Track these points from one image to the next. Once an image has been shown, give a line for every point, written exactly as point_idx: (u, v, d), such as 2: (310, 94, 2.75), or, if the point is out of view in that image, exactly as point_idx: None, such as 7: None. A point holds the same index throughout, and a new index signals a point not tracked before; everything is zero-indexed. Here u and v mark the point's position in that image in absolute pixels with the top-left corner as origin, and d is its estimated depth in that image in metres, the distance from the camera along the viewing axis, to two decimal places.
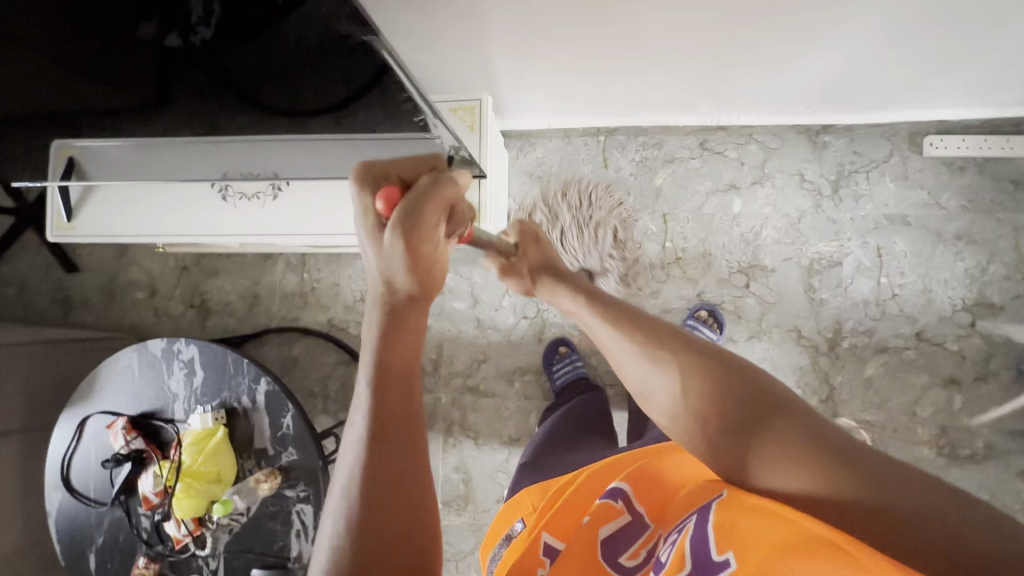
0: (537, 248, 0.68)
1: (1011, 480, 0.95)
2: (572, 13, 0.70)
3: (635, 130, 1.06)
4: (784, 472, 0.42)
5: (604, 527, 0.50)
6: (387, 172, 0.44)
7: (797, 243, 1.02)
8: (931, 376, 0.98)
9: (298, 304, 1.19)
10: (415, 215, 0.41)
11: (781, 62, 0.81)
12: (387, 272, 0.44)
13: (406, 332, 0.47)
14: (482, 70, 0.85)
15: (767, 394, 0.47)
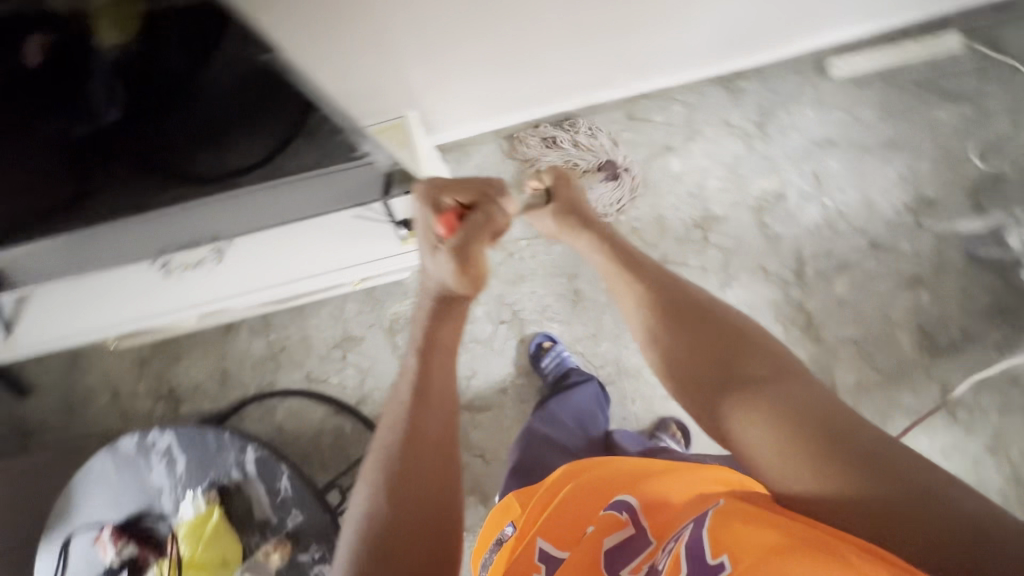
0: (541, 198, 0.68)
1: (993, 357, 1.00)
2: (471, 5, 0.71)
3: (562, 117, 1.08)
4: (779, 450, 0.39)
5: (606, 540, 0.51)
6: (442, 194, 0.59)
7: (741, 187, 1.05)
8: (895, 280, 1.02)
9: (271, 368, 1.15)
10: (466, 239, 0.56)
11: (680, 18, 0.84)
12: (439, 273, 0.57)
13: (453, 311, 0.57)
14: (401, 88, 0.85)
15: (773, 359, 0.44)
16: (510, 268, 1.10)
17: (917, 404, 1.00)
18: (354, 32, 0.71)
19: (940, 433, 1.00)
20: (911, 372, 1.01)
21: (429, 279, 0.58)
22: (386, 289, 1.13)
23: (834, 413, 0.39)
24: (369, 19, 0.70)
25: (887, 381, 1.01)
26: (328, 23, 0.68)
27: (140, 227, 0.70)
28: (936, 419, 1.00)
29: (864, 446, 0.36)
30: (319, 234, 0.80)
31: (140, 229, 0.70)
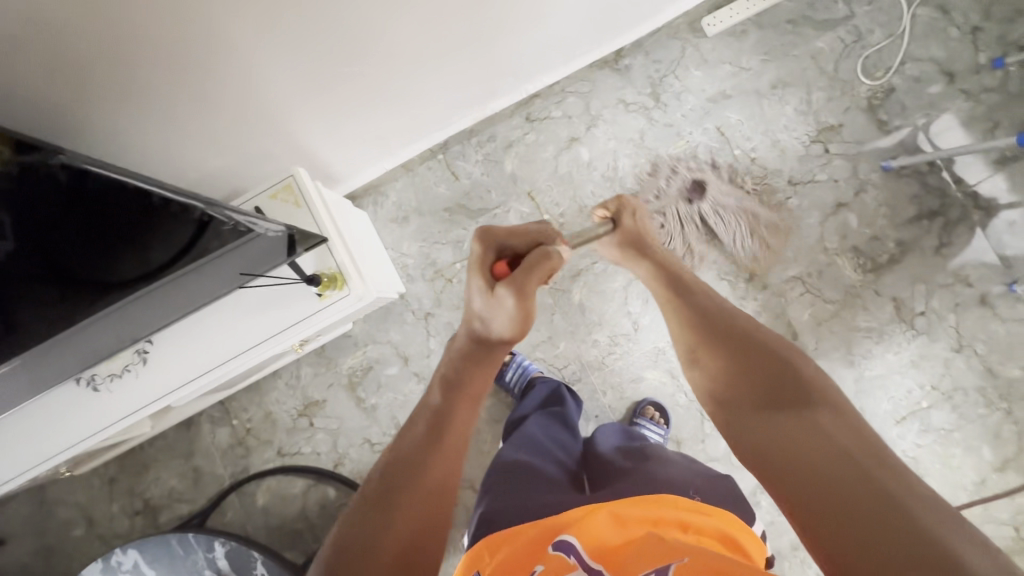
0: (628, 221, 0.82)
1: (932, 261, 1.01)
2: (326, 55, 0.72)
3: (464, 135, 1.09)
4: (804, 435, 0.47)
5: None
6: (500, 242, 0.67)
7: (652, 159, 1.06)
8: (822, 210, 1.03)
9: (242, 453, 1.12)
10: (521, 281, 0.61)
11: (540, 16, 0.86)
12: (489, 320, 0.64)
13: (485, 354, 0.65)
14: (284, 145, 0.85)
15: (808, 387, 0.52)
16: (452, 293, 1.09)
17: (874, 325, 1.01)
18: (210, 104, 0.70)
19: (904, 347, 1.01)
20: (860, 295, 1.02)
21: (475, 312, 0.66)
22: (336, 345, 1.11)
23: (848, 448, 0.44)
24: (221, 91, 0.69)
25: (840, 310, 1.02)
26: (179, 105, 0.67)
27: (65, 347, 0.68)
28: (896, 334, 1.01)
29: (871, 480, 0.41)
30: (237, 310, 0.79)
31: (68, 354, 0.68)
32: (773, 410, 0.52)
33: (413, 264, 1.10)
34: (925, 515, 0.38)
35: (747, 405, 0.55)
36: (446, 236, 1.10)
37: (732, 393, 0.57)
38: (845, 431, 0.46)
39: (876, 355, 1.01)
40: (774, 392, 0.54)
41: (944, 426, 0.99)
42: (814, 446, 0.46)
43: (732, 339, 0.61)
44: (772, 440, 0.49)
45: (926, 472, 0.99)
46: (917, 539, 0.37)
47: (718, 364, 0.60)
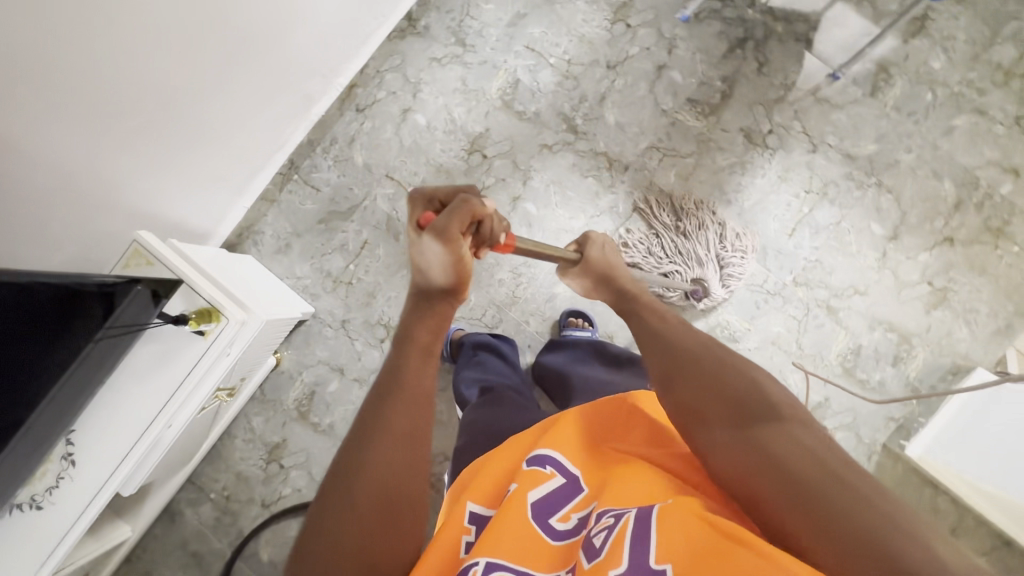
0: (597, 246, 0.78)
1: (759, 82, 1.06)
2: (126, 114, 0.75)
3: (308, 148, 1.13)
4: (783, 452, 0.41)
5: (534, 490, 0.48)
6: (433, 190, 0.59)
7: (481, 97, 1.11)
8: (647, 79, 1.08)
9: (231, 520, 1.13)
10: (438, 231, 0.53)
11: (307, 12, 0.93)
12: (423, 269, 0.57)
13: (431, 309, 0.59)
14: (124, 218, 0.86)
15: (778, 401, 0.47)
16: (356, 293, 1.12)
17: (735, 160, 1.06)
18: (32, 213, 0.70)
19: (768, 167, 1.06)
20: (711, 138, 1.07)
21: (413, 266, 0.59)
22: (275, 386, 1.14)
23: (831, 460, 0.40)
24: (44, 191, 0.70)
25: (700, 159, 1.07)
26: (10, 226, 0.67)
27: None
28: (757, 160, 1.06)
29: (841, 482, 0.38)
30: (139, 378, 0.83)
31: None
32: (743, 422, 0.45)
33: (312, 283, 1.13)
34: (894, 509, 0.36)
35: (717, 422, 0.47)
36: (331, 245, 1.13)
37: (701, 411, 0.48)
38: (818, 439, 0.42)
39: (747, 185, 1.06)
40: (746, 403, 0.47)
41: (831, 221, 1.04)
42: (797, 453, 0.41)
43: (695, 361, 0.54)
44: (756, 459, 0.42)
45: (832, 268, 1.04)
46: (876, 530, 0.35)
47: (684, 380, 0.52)
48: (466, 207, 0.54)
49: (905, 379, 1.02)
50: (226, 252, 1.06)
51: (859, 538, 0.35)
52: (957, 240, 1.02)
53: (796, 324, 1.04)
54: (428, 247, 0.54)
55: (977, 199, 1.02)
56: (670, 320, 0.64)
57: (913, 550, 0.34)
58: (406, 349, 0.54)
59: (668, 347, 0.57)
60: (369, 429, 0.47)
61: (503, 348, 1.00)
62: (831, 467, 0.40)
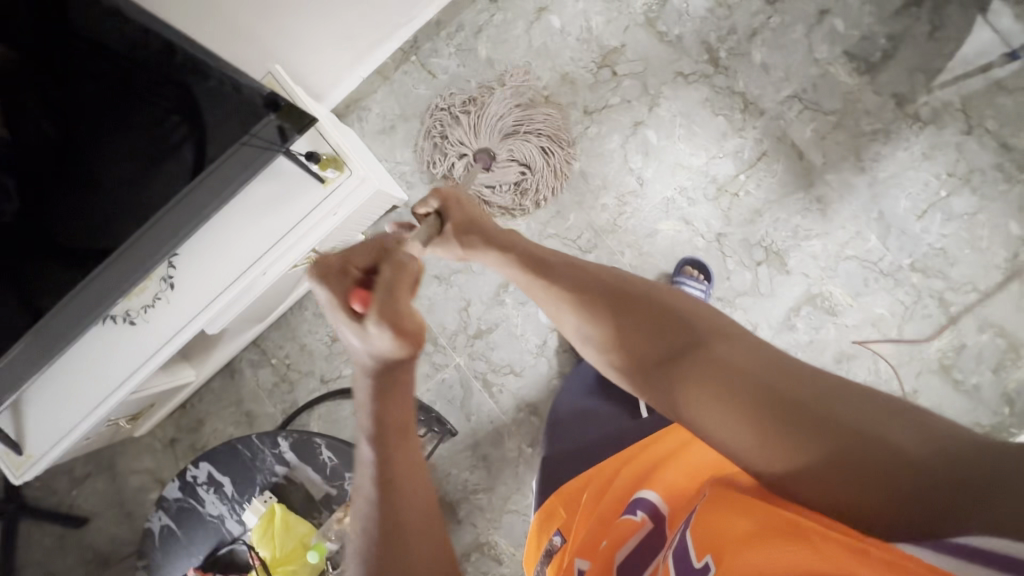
0: (459, 208, 0.64)
1: (926, 47, 0.98)
2: None
3: (433, 30, 1.08)
4: (709, 380, 0.42)
5: (622, 547, 0.49)
6: (342, 262, 0.50)
7: (624, 10, 1.04)
8: (805, 22, 1.00)
9: (288, 389, 1.14)
10: (388, 305, 0.45)
11: None
12: (370, 336, 0.44)
13: (397, 374, 0.45)
14: (250, 34, 0.82)
15: (696, 329, 0.47)
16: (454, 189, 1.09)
17: (880, 127, 1.00)
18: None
19: (913, 141, 0.99)
20: (859, 99, 1.00)
21: (358, 356, 0.45)
22: None
23: (753, 372, 0.41)
24: None
25: (842, 119, 1.00)
26: None
27: (112, 271, 0.75)
28: (902, 131, 0.99)
29: (775, 393, 0.39)
30: (247, 214, 0.81)
31: (76, 301, 0.74)
32: (674, 364, 0.46)
33: (411, 171, 1.10)
34: (839, 406, 0.37)
35: (650, 365, 0.48)
36: (437, 135, 1.09)
37: (635, 358, 0.50)
38: (740, 351, 0.43)
39: (886, 156, 1.00)
40: (669, 342, 0.48)
41: (967, 211, 0.98)
42: (720, 387, 0.41)
43: (607, 304, 0.53)
44: (698, 399, 0.43)
45: (955, 260, 0.99)
46: (841, 441, 0.35)
47: (604, 334, 0.52)
48: (396, 263, 0.48)
49: (1003, 388, 0.98)
50: (334, 118, 1.03)
51: (847, 467, 0.35)
52: None
53: (901, 310, 1.00)
54: (375, 331, 0.44)
55: None
56: (560, 262, 0.58)
57: (863, 445, 0.34)
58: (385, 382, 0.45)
59: (578, 297, 0.55)
60: (386, 481, 0.43)
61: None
62: (771, 396, 0.39)
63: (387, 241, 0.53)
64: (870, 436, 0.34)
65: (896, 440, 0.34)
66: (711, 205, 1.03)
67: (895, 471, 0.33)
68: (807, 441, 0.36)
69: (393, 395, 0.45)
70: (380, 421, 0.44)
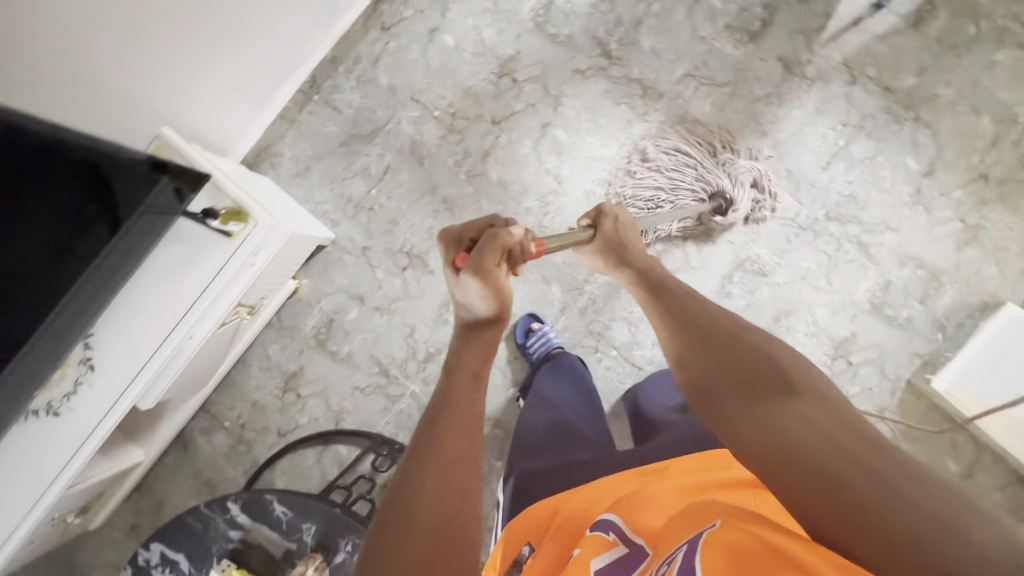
0: (610, 223, 0.76)
1: (799, 10, 1.03)
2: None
3: (331, 67, 1.08)
4: (790, 421, 0.40)
5: (596, 556, 0.50)
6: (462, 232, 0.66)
7: (511, 18, 1.06)
8: (684, 4, 1.04)
9: (246, 449, 1.11)
10: (478, 262, 0.59)
11: None
12: (468, 301, 0.62)
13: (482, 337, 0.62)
14: (144, 109, 0.79)
15: (789, 372, 0.45)
16: (378, 219, 1.09)
17: (772, 91, 1.04)
18: (37, 43, 0.61)
19: (805, 99, 1.03)
20: (748, 67, 1.04)
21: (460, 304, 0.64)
22: (293, 313, 1.11)
23: (830, 426, 0.39)
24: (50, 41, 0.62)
25: (736, 89, 1.04)
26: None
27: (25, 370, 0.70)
28: (794, 91, 1.04)
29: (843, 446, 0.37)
30: (158, 280, 0.79)
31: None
32: (756, 403, 0.44)
33: (333, 208, 1.10)
34: (903, 482, 0.33)
35: (731, 394, 0.46)
36: (353, 168, 1.09)
37: (719, 385, 0.48)
38: (828, 412, 0.40)
39: (783, 117, 1.04)
40: (756, 380, 0.46)
41: (866, 156, 1.03)
42: (803, 422, 0.40)
43: (703, 338, 0.53)
44: (769, 431, 0.41)
45: (866, 203, 1.03)
46: (892, 510, 0.32)
47: (697, 358, 0.52)
48: (497, 241, 0.60)
49: (933, 315, 1.02)
50: (240, 169, 1.02)
51: (908, 552, 0.31)
52: (991, 177, 1.01)
53: (826, 259, 1.04)
54: (468, 287, 0.60)
55: (1014, 136, 1.01)
56: (671, 306, 0.61)
57: (918, 519, 0.31)
58: (454, 377, 0.57)
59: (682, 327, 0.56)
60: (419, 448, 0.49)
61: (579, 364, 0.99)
62: (853, 453, 0.36)
63: (495, 221, 0.66)
64: (952, 532, 0.30)
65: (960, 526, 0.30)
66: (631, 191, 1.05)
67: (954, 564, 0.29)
68: (860, 496, 0.34)
69: (482, 344, 0.61)
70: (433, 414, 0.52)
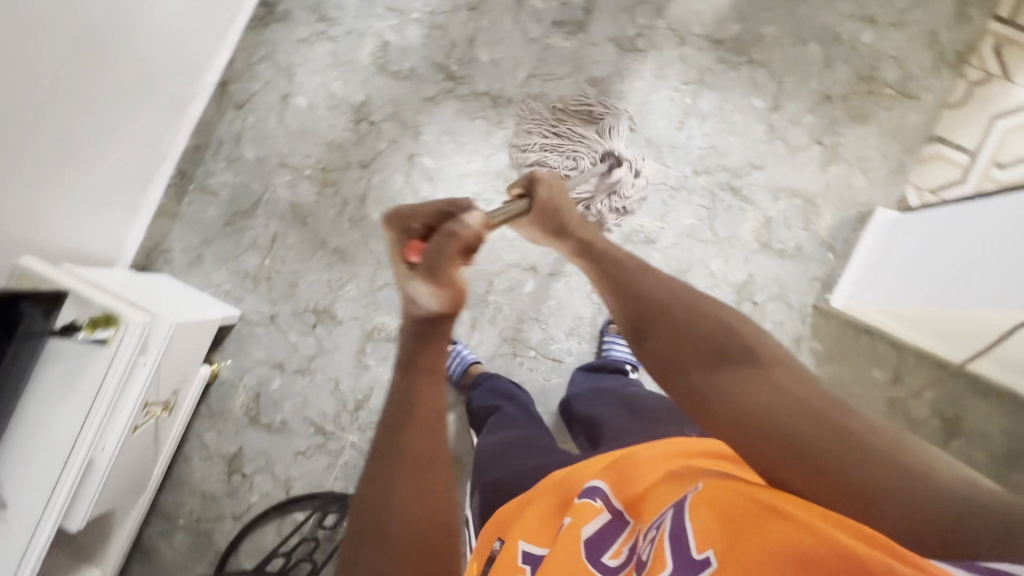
0: (546, 187, 0.69)
1: None
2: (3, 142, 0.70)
3: (198, 155, 1.12)
4: (770, 392, 0.44)
5: (586, 526, 0.53)
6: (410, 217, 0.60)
7: (355, 66, 1.11)
8: (510, 12, 1.09)
9: (206, 542, 1.11)
10: (433, 257, 0.54)
11: (157, 19, 0.88)
12: (413, 297, 0.54)
13: (436, 333, 0.54)
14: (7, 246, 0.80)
15: (755, 345, 0.49)
16: (278, 285, 1.11)
17: (612, 70, 1.08)
18: None
19: (644, 69, 1.08)
20: (584, 54, 1.08)
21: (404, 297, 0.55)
22: (220, 396, 1.12)
23: (806, 396, 0.44)
24: None
25: (578, 77, 1.08)
26: None
27: None
28: (632, 65, 1.08)
29: (820, 413, 0.42)
30: (51, 402, 0.80)
31: None
32: (735, 375, 0.47)
33: (233, 286, 1.12)
34: (876, 438, 0.39)
35: (710, 369, 0.49)
36: (242, 244, 1.12)
37: (698, 361, 0.50)
38: (800, 380, 0.45)
39: (629, 91, 1.08)
40: (728, 353, 0.49)
41: (715, 107, 1.07)
42: (781, 399, 0.44)
43: (670, 317, 0.55)
44: (752, 402, 0.44)
45: (727, 150, 1.07)
46: (874, 467, 0.38)
47: (668, 340, 0.53)
48: (452, 235, 0.55)
49: (819, 238, 1.06)
50: (132, 274, 1.04)
51: (877, 486, 0.37)
52: (834, 96, 1.06)
53: (706, 213, 1.07)
54: (423, 288, 0.54)
55: (844, 54, 1.06)
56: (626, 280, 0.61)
57: (898, 472, 0.37)
58: (413, 372, 0.52)
59: (645, 305, 0.57)
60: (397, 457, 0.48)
61: (522, 391, 1.01)
62: (836, 421, 0.41)
63: (458, 208, 0.61)
64: (924, 473, 0.37)
65: (931, 471, 0.37)
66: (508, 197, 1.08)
67: (931, 497, 0.36)
68: (842, 458, 0.39)
69: (434, 344, 0.53)
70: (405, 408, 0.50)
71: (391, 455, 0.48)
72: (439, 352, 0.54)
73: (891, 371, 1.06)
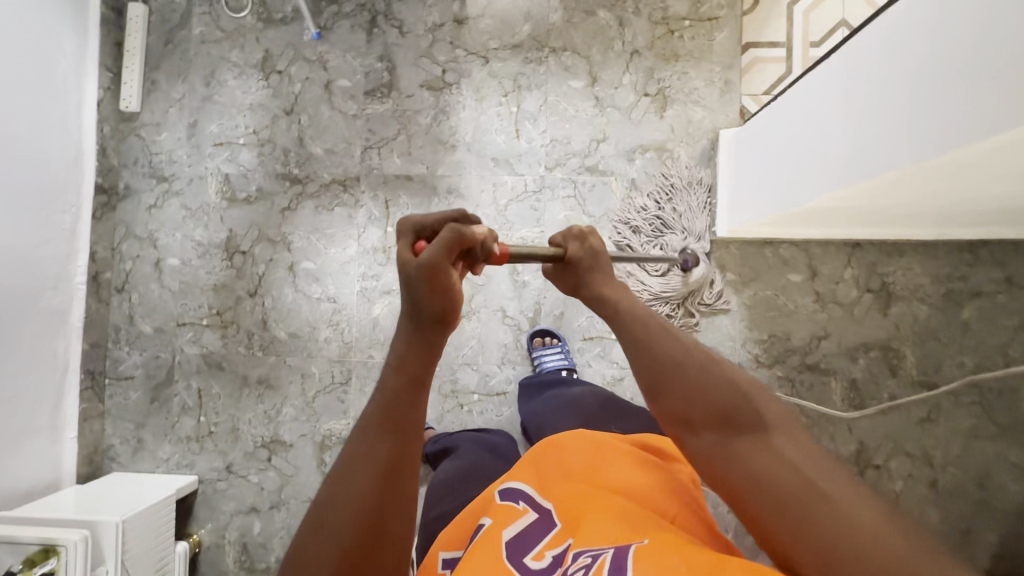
0: (576, 245, 0.62)
1: (408, 42, 1.12)
2: None
3: (101, 349, 1.14)
4: (767, 465, 0.42)
5: (508, 528, 0.51)
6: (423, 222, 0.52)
7: (208, 209, 1.14)
8: (323, 101, 1.13)
9: None
10: (434, 252, 0.47)
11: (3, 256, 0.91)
12: (413, 297, 0.49)
13: (421, 345, 0.49)
14: None
15: (761, 408, 0.46)
16: (221, 436, 1.12)
17: (435, 112, 1.11)
18: None
19: (463, 99, 1.11)
20: (405, 109, 1.12)
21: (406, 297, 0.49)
22: (211, 561, 1.12)
23: (807, 471, 0.41)
24: None
25: (409, 132, 1.12)
26: None
27: None
28: (452, 100, 1.11)
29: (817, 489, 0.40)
30: None
31: None
32: (737, 441, 0.45)
33: (181, 455, 1.13)
34: (880, 528, 0.37)
35: (715, 434, 0.47)
36: (174, 412, 1.13)
37: (705, 422, 0.47)
38: (806, 452, 0.43)
39: (458, 123, 1.11)
40: (733, 416, 0.46)
41: (541, 104, 1.10)
42: (778, 474, 0.42)
43: (677, 373, 0.50)
44: (751, 472, 0.43)
45: (568, 137, 1.10)
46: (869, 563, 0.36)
47: (673, 399, 0.50)
48: (457, 237, 0.47)
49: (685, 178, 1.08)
50: (79, 488, 1.05)
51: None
52: (641, 49, 1.09)
53: (575, 201, 1.09)
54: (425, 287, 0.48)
55: (632, 9, 1.09)
56: (635, 337, 0.54)
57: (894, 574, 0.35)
58: (396, 374, 0.48)
59: (649, 365, 0.52)
60: (367, 461, 0.45)
61: (491, 432, 1.00)
62: (833, 500, 0.39)
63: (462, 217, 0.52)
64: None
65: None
66: (393, 265, 1.11)
67: None
68: (833, 544, 0.37)
69: (426, 356, 0.49)
70: (382, 414, 0.47)
71: (358, 461, 0.45)
72: (427, 359, 0.49)
73: (807, 269, 1.07)
